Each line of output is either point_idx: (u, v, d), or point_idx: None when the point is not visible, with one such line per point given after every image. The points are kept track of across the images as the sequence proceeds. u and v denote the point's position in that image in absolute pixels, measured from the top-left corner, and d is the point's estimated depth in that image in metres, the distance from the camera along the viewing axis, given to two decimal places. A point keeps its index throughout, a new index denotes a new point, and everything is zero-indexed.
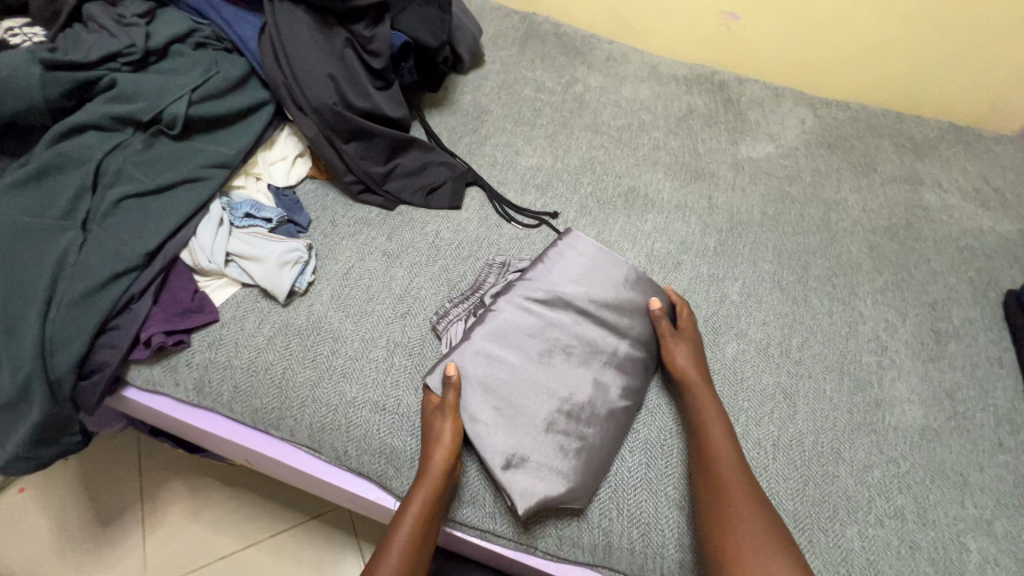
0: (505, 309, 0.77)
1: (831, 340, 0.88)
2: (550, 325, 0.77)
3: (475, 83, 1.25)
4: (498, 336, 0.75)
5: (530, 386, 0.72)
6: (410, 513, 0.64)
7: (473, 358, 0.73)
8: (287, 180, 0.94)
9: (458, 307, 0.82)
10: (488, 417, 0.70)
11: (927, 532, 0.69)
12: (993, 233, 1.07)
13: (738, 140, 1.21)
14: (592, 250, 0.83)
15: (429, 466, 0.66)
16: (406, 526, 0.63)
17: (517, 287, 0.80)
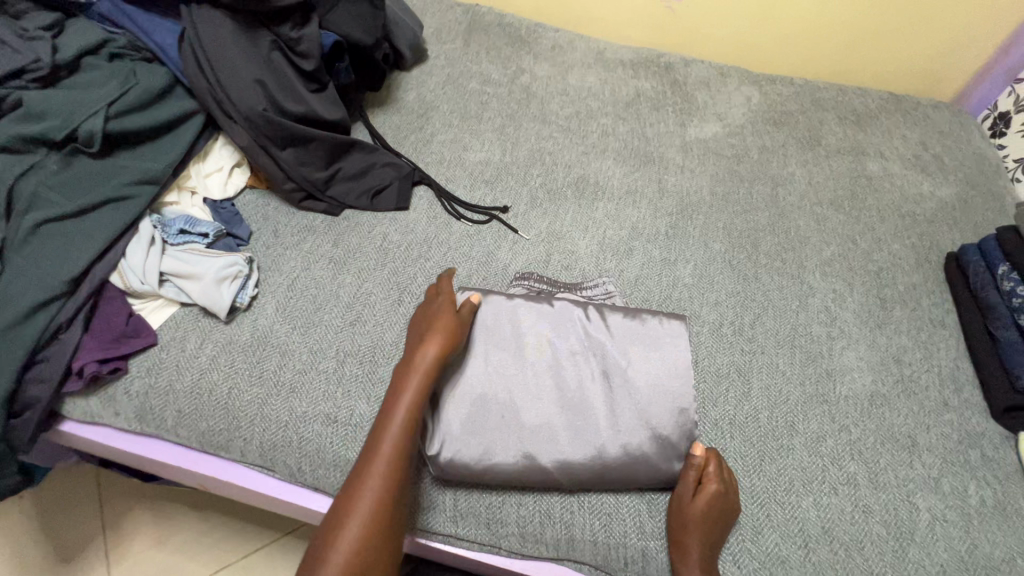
0: (548, 314, 0.77)
1: (782, 315, 0.89)
2: (560, 363, 0.74)
3: (419, 79, 1.22)
4: (517, 333, 0.76)
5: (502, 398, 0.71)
6: (400, 399, 0.65)
7: (493, 313, 0.77)
8: (224, 192, 0.91)
9: (542, 286, 0.86)
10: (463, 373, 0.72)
11: (879, 496, 0.71)
12: (933, 198, 1.10)
13: (686, 122, 1.21)
14: (675, 357, 0.74)
15: (418, 357, 0.68)
16: (399, 409, 0.65)
17: (586, 308, 0.78)
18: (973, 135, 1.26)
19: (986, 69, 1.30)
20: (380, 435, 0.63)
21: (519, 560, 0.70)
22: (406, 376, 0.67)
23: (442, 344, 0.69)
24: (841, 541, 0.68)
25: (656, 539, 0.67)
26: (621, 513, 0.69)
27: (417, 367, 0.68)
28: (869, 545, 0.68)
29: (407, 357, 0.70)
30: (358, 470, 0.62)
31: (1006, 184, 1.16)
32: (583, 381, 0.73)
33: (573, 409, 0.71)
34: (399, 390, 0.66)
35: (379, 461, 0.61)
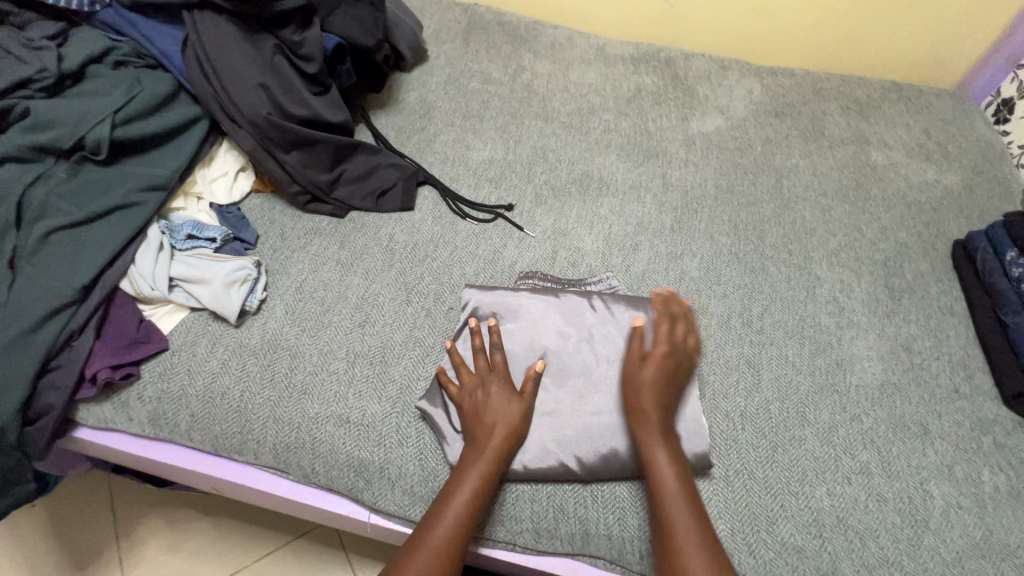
0: (555, 311, 0.78)
1: (791, 306, 0.89)
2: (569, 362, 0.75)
3: (420, 79, 1.22)
4: (525, 332, 0.77)
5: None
6: (489, 447, 0.66)
7: (497, 299, 0.80)
8: (230, 197, 0.91)
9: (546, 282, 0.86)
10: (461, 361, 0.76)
11: (893, 484, 0.71)
12: (938, 185, 1.10)
13: (688, 116, 1.21)
14: None
15: (509, 395, 0.69)
16: (483, 456, 0.65)
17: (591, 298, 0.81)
18: (976, 122, 1.25)
19: (988, 55, 1.29)
20: (463, 482, 0.64)
21: (533, 555, 0.70)
22: (509, 414, 0.68)
23: (512, 418, 0.68)
24: (856, 530, 0.68)
25: None
26: (635, 507, 0.69)
27: (517, 407, 0.69)
28: (884, 533, 0.67)
29: (482, 399, 0.69)
30: (445, 513, 0.62)
31: (1010, 170, 1.15)
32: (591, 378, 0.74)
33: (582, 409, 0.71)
34: (485, 435, 0.66)
35: (466, 507, 0.62)
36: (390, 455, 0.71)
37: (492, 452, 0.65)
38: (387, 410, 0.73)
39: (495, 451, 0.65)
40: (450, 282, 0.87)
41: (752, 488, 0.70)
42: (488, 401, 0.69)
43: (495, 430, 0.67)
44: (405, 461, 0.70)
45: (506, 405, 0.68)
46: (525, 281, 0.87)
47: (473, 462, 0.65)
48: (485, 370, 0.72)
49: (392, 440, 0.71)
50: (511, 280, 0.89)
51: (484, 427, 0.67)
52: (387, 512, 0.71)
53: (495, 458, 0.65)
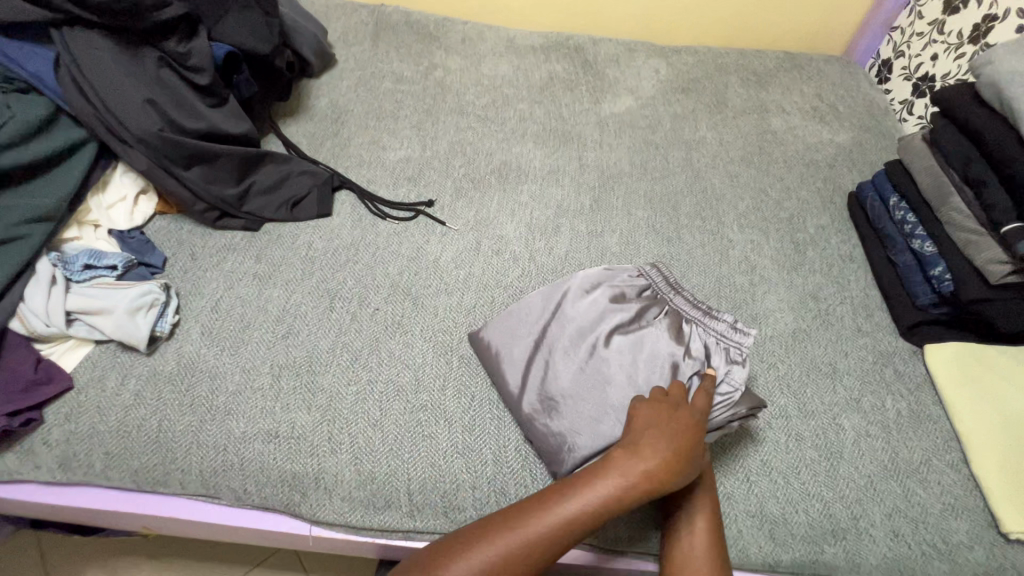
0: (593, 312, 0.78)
1: (707, 270, 0.93)
2: (559, 328, 0.77)
3: (329, 84, 1.20)
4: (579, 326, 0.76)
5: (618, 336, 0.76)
6: (586, 503, 0.59)
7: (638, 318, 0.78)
8: (131, 221, 0.87)
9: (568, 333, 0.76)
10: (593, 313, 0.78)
11: (809, 423, 0.76)
12: (832, 144, 1.18)
13: (600, 99, 1.24)
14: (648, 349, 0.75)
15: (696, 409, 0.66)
16: (602, 487, 0.60)
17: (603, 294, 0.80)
18: (862, 83, 1.35)
19: (866, 21, 1.41)
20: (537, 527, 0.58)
21: None
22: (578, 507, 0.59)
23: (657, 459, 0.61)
24: (779, 469, 0.72)
25: None
26: None
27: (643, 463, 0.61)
28: (804, 470, 0.72)
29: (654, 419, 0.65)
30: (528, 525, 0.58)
31: (895, 124, 1.25)
32: (593, 378, 0.73)
33: (586, 382, 0.72)
34: (588, 480, 0.60)
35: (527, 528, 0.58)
36: (324, 464, 0.69)
37: (597, 504, 0.59)
38: (317, 419, 0.72)
39: (578, 513, 0.58)
40: (373, 283, 0.86)
41: None
42: (569, 493, 0.60)
43: (564, 502, 0.59)
44: (341, 468, 0.69)
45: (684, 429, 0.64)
46: (676, 294, 0.82)
47: (606, 512, 0.59)
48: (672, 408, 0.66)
49: (325, 449, 0.70)
50: (665, 281, 0.84)
51: (575, 483, 0.61)
52: (328, 523, 0.69)
53: (579, 520, 0.58)
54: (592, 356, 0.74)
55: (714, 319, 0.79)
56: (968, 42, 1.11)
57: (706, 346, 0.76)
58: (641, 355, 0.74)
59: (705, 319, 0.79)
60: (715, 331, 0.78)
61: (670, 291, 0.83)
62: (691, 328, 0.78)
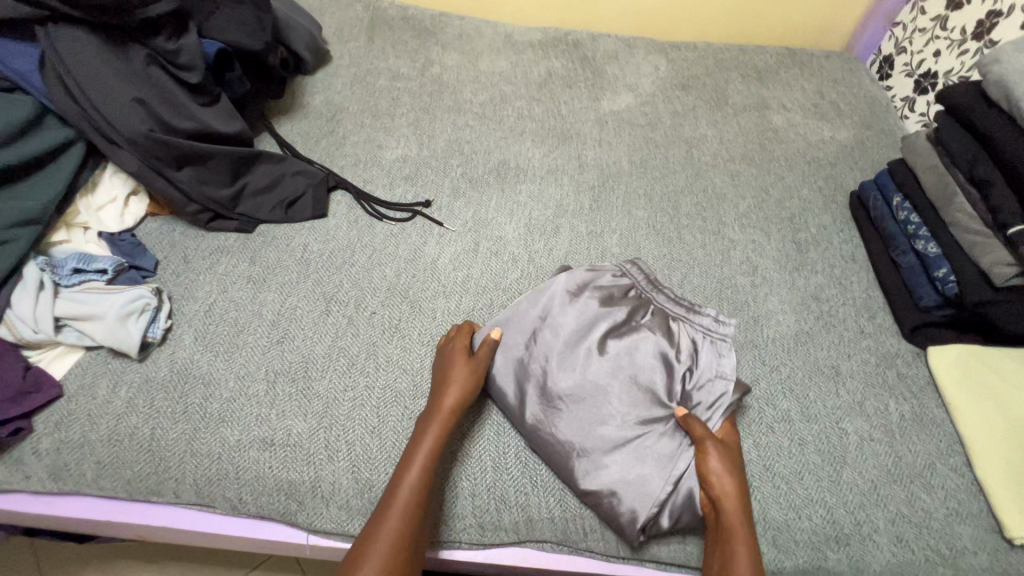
0: (576, 315, 0.76)
1: (708, 271, 0.92)
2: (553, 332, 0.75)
3: (324, 81, 1.18)
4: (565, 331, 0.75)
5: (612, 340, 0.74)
6: (414, 459, 0.63)
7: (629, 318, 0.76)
8: (122, 223, 0.85)
9: (559, 338, 0.74)
10: (576, 316, 0.76)
11: (812, 427, 0.75)
12: (834, 142, 1.17)
13: (599, 96, 1.23)
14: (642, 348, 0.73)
15: (466, 367, 0.71)
16: (432, 431, 0.66)
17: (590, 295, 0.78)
18: (863, 80, 1.34)
19: (868, 17, 1.40)
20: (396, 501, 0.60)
21: (504, 549, 0.69)
22: (414, 473, 0.62)
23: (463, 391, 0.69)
24: (782, 475, 0.71)
25: None
26: None
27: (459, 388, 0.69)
28: (807, 475, 0.71)
29: (445, 361, 0.73)
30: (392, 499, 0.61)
31: (897, 121, 1.24)
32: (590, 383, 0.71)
33: (583, 389, 0.71)
34: (410, 457, 0.64)
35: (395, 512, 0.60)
36: (321, 472, 0.68)
37: (422, 461, 0.63)
38: (313, 427, 0.70)
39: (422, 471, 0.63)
40: (371, 286, 0.85)
41: None
42: (402, 465, 0.63)
43: (401, 479, 0.62)
44: (337, 476, 0.68)
45: (463, 375, 0.70)
46: (659, 290, 0.80)
47: (429, 465, 0.63)
48: (453, 352, 0.73)
49: (322, 457, 0.69)
50: (648, 279, 0.81)
51: (401, 466, 0.63)
52: (325, 532, 0.68)
53: (417, 492, 0.61)
54: (586, 364, 0.72)
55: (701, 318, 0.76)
56: (972, 39, 1.10)
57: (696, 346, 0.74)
58: (634, 358, 0.73)
59: (691, 315, 0.77)
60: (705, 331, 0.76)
61: (654, 287, 0.80)
62: (681, 328, 0.76)
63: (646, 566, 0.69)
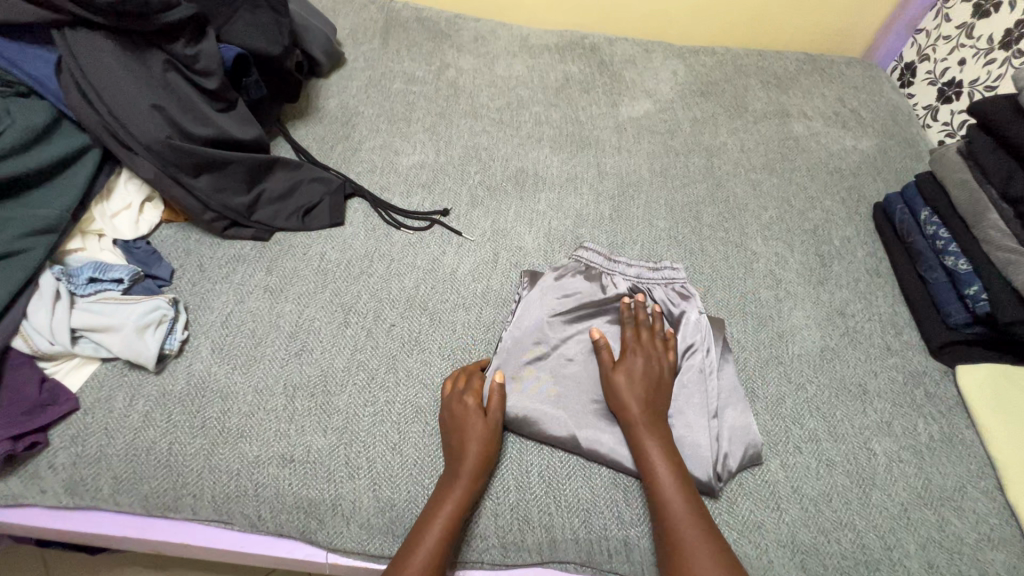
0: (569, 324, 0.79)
1: (731, 284, 0.90)
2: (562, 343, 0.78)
3: (339, 84, 1.17)
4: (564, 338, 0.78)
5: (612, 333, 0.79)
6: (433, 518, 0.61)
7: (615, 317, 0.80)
8: (137, 231, 0.83)
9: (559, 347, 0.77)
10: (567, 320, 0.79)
11: (840, 447, 0.74)
12: (856, 151, 1.15)
13: (617, 102, 1.21)
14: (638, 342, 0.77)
15: (482, 426, 0.67)
16: (454, 492, 0.63)
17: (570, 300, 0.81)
18: (885, 87, 1.32)
19: (890, 23, 1.37)
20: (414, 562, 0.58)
21: (530, 569, 0.68)
22: (431, 537, 0.60)
23: (481, 444, 0.66)
24: (809, 497, 0.70)
25: (636, 527, 0.67)
26: (599, 506, 0.68)
27: (482, 431, 0.67)
28: (836, 497, 0.70)
29: (455, 416, 0.68)
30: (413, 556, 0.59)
31: (919, 131, 1.22)
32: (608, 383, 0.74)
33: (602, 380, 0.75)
34: (428, 516, 0.61)
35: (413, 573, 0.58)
36: (342, 490, 0.67)
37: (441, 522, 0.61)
38: (333, 443, 0.69)
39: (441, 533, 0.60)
40: (390, 297, 0.83)
41: None
42: (421, 522, 0.62)
43: (419, 541, 0.60)
44: (358, 495, 0.67)
45: (479, 436, 0.66)
46: (616, 264, 0.86)
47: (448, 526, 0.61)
48: (464, 408, 0.68)
49: (342, 474, 0.67)
50: (603, 258, 0.86)
51: (423, 518, 0.62)
52: (345, 551, 0.67)
53: (435, 552, 0.59)
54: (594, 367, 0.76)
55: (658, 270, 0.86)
56: (1000, 48, 1.07)
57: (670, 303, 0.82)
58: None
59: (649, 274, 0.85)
60: (665, 285, 0.84)
61: (608, 261, 0.86)
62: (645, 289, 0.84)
63: None
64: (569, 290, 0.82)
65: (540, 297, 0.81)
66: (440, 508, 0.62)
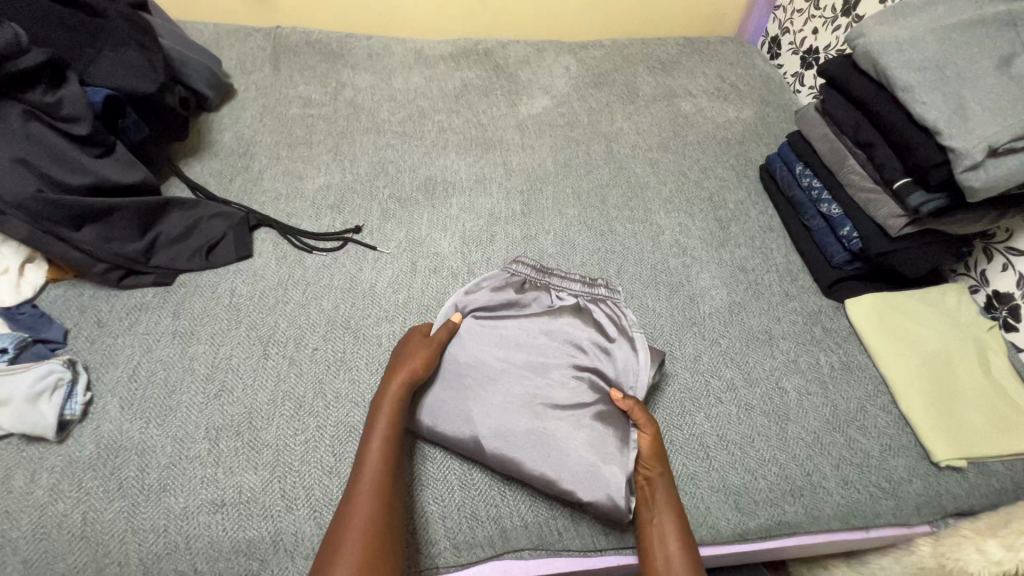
0: (499, 331, 0.77)
1: (642, 258, 0.95)
2: (470, 353, 0.75)
3: (232, 116, 1.14)
4: (484, 343, 0.76)
5: (524, 341, 0.76)
6: (364, 481, 0.61)
7: (538, 327, 0.78)
8: (19, 294, 0.77)
9: (477, 351, 0.75)
10: (488, 331, 0.77)
11: (755, 391, 0.80)
12: (738, 121, 1.25)
13: (516, 101, 1.25)
14: (556, 356, 0.75)
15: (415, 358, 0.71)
16: (385, 415, 0.66)
17: (501, 305, 0.81)
18: (756, 61, 1.44)
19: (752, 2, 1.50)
20: (358, 486, 0.61)
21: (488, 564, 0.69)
22: (370, 471, 0.62)
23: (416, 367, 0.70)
24: (734, 441, 0.75)
25: (581, 500, 0.70)
26: (543, 489, 0.70)
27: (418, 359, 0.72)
28: (757, 437, 0.75)
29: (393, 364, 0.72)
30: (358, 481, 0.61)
31: (790, 96, 1.34)
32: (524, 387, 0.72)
33: (514, 384, 0.72)
34: (363, 450, 0.64)
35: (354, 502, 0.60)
36: (281, 524, 0.64)
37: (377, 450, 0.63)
38: (266, 478, 0.67)
39: (368, 495, 0.60)
40: (310, 322, 0.82)
41: None
42: (349, 500, 0.60)
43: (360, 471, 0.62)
44: (300, 525, 0.64)
45: (413, 366, 0.71)
46: (548, 275, 0.85)
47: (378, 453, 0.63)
48: (400, 352, 0.73)
49: (280, 508, 0.65)
50: (534, 268, 0.85)
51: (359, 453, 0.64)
52: None
53: (376, 481, 0.61)
54: (507, 373, 0.73)
55: (594, 288, 0.84)
56: (842, 15, 1.20)
57: (602, 319, 0.80)
58: (559, 354, 0.76)
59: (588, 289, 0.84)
60: (597, 301, 0.83)
61: (543, 272, 0.85)
62: (581, 302, 0.83)
63: (623, 553, 0.70)
64: (505, 295, 0.81)
65: (478, 303, 0.80)
66: (374, 434, 0.65)
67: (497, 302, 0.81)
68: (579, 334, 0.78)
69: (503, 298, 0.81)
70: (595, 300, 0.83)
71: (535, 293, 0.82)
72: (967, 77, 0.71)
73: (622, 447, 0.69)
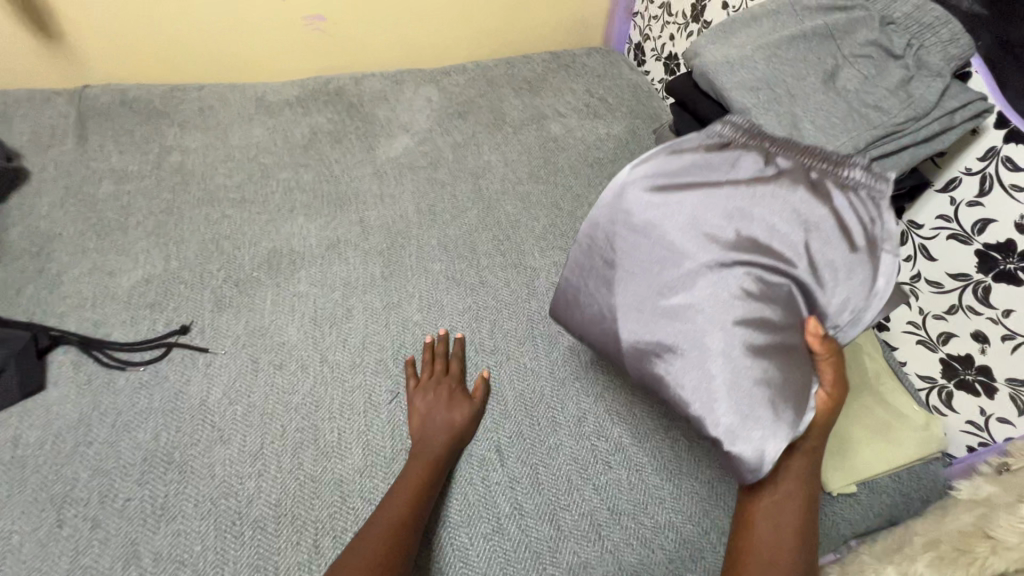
0: (672, 214, 0.57)
1: (517, 311, 0.88)
2: (633, 247, 0.58)
3: (23, 207, 0.95)
4: (651, 233, 0.57)
5: (706, 227, 0.56)
6: (374, 531, 0.61)
7: (735, 213, 0.55)
8: None
9: (636, 244, 0.58)
10: (673, 224, 0.57)
11: (646, 447, 0.74)
12: (609, 138, 1.20)
13: (373, 144, 1.14)
14: (746, 257, 0.54)
15: (442, 417, 0.72)
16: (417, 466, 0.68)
17: (686, 175, 0.58)
18: (623, 70, 1.40)
19: (612, 11, 1.48)
20: (371, 534, 0.61)
21: None
22: (383, 522, 0.62)
23: (446, 432, 0.71)
24: (625, 513, 0.69)
25: None
26: None
27: (458, 414, 0.73)
28: (650, 502, 0.70)
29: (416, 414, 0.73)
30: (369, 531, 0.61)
31: (659, 105, 1.32)
32: (681, 296, 0.56)
33: (672, 287, 0.56)
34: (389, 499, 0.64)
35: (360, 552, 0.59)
36: None
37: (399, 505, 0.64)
38: None
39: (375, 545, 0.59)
40: (120, 465, 0.67)
41: (526, 509, 0.69)
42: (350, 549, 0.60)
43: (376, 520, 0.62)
44: None
45: (443, 426, 0.71)
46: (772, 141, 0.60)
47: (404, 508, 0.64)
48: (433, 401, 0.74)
49: None
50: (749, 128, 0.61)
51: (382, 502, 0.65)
52: None
53: (390, 534, 0.61)
54: (674, 279, 0.56)
55: (843, 170, 0.57)
56: (693, 21, 1.19)
57: (844, 214, 0.55)
58: (758, 251, 0.55)
59: (832, 170, 0.57)
60: (844, 187, 0.56)
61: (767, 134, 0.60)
62: (818, 178, 0.57)
63: None
64: (704, 162, 0.58)
65: (660, 172, 0.59)
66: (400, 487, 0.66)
67: (682, 168, 0.58)
68: (796, 231, 0.54)
69: (700, 163, 0.58)
70: (835, 185, 0.56)
71: (756, 163, 0.58)
72: (796, 96, 0.69)
73: (797, 393, 0.54)
